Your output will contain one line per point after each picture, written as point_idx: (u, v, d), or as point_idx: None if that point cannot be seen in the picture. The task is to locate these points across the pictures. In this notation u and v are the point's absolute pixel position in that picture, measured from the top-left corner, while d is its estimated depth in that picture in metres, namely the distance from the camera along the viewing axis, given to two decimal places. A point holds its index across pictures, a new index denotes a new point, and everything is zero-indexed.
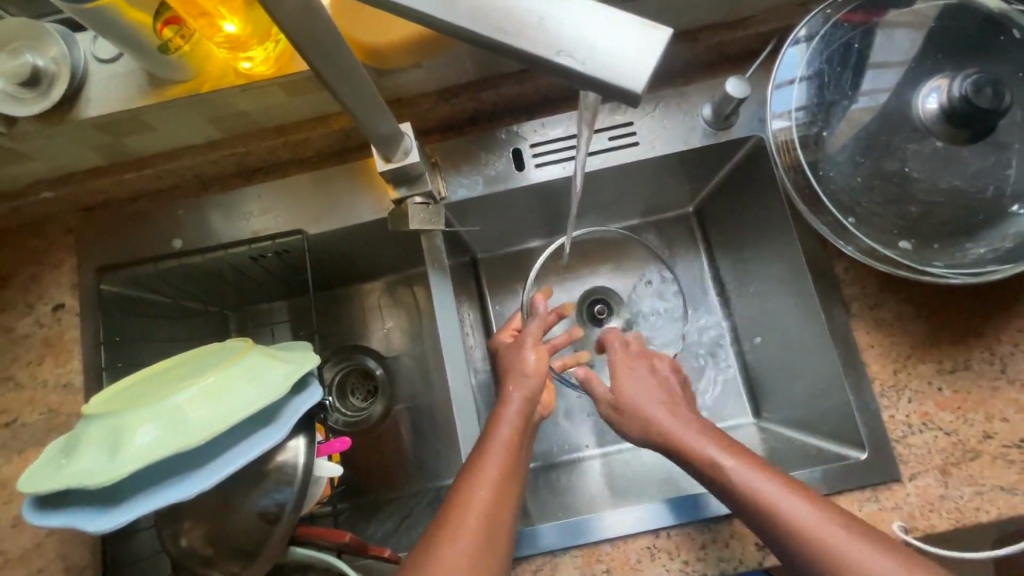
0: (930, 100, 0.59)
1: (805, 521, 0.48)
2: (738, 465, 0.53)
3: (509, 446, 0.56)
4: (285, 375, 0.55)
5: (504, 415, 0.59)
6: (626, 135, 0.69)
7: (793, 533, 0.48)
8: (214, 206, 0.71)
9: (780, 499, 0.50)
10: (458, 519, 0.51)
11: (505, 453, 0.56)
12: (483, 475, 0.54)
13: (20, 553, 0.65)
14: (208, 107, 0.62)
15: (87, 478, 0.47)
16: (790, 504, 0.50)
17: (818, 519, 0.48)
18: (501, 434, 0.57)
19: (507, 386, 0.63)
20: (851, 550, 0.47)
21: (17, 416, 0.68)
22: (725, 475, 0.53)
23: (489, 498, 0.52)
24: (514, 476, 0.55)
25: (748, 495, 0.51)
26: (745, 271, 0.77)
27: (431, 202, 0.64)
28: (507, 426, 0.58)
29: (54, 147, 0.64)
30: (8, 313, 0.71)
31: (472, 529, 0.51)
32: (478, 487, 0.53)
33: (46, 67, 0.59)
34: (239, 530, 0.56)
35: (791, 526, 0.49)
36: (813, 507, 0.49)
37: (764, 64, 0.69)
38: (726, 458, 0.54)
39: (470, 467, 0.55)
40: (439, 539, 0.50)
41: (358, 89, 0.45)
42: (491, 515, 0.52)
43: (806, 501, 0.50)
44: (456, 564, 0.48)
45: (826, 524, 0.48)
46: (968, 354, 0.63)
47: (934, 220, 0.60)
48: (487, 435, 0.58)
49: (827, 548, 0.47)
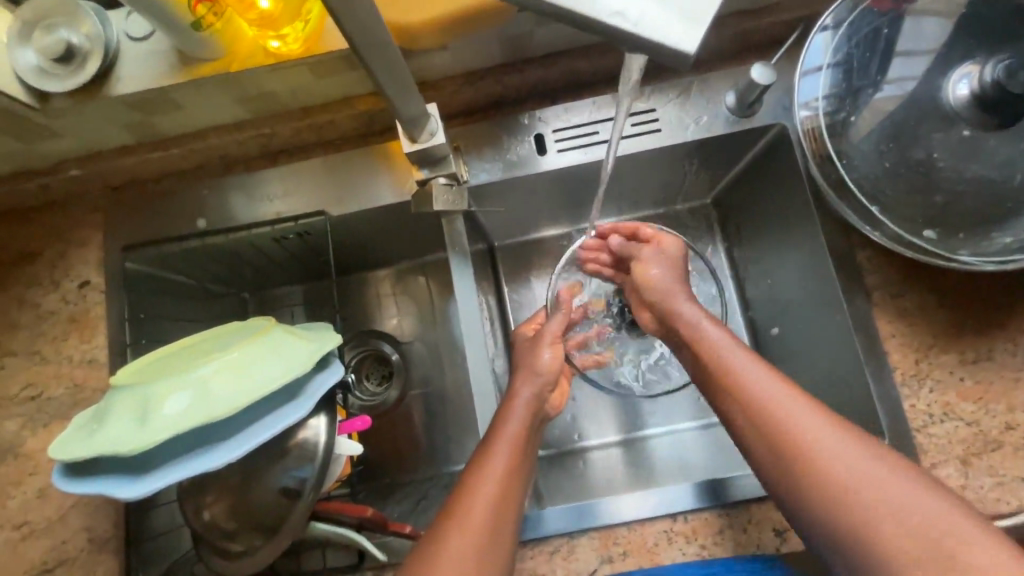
0: (960, 86, 0.59)
1: (774, 401, 0.49)
2: (737, 354, 0.53)
3: (517, 441, 0.56)
4: (308, 352, 0.56)
5: (514, 406, 0.60)
6: (647, 121, 0.69)
7: (769, 421, 0.49)
8: (239, 188, 0.72)
9: (767, 390, 0.50)
10: (462, 515, 0.51)
11: (511, 446, 0.56)
12: (490, 474, 0.53)
13: (45, 523, 0.66)
14: (235, 86, 0.63)
15: (118, 447, 0.48)
16: (777, 395, 0.49)
17: (795, 410, 0.48)
18: (509, 428, 0.57)
19: (518, 378, 0.63)
20: (805, 434, 0.47)
21: (42, 390, 0.69)
22: (719, 359, 0.54)
23: (498, 489, 0.52)
24: (521, 466, 0.55)
25: (738, 384, 0.51)
26: (764, 261, 0.77)
27: (454, 184, 0.65)
28: (516, 417, 0.58)
29: (84, 124, 0.65)
30: (34, 289, 0.72)
31: (478, 526, 0.50)
32: (481, 486, 0.52)
33: (81, 45, 0.60)
34: (262, 505, 0.57)
35: (766, 413, 0.49)
36: (796, 398, 0.49)
37: (790, 52, 0.69)
38: (732, 350, 0.54)
39: (475, 464, 0.55)
40: (442, 536, 0.50)
41: (391, 65, 0.46)
42: (498, 509, 0.52)
43: (793, 394, 0.49)
44: (463, 561, 0.48)
45: (800, 415, 0.48)
46: (991, 344, 0.62)
47: (958, 209, 0.60)
48: (491, 434, 0.57)
49: (795, 436, 0.47)
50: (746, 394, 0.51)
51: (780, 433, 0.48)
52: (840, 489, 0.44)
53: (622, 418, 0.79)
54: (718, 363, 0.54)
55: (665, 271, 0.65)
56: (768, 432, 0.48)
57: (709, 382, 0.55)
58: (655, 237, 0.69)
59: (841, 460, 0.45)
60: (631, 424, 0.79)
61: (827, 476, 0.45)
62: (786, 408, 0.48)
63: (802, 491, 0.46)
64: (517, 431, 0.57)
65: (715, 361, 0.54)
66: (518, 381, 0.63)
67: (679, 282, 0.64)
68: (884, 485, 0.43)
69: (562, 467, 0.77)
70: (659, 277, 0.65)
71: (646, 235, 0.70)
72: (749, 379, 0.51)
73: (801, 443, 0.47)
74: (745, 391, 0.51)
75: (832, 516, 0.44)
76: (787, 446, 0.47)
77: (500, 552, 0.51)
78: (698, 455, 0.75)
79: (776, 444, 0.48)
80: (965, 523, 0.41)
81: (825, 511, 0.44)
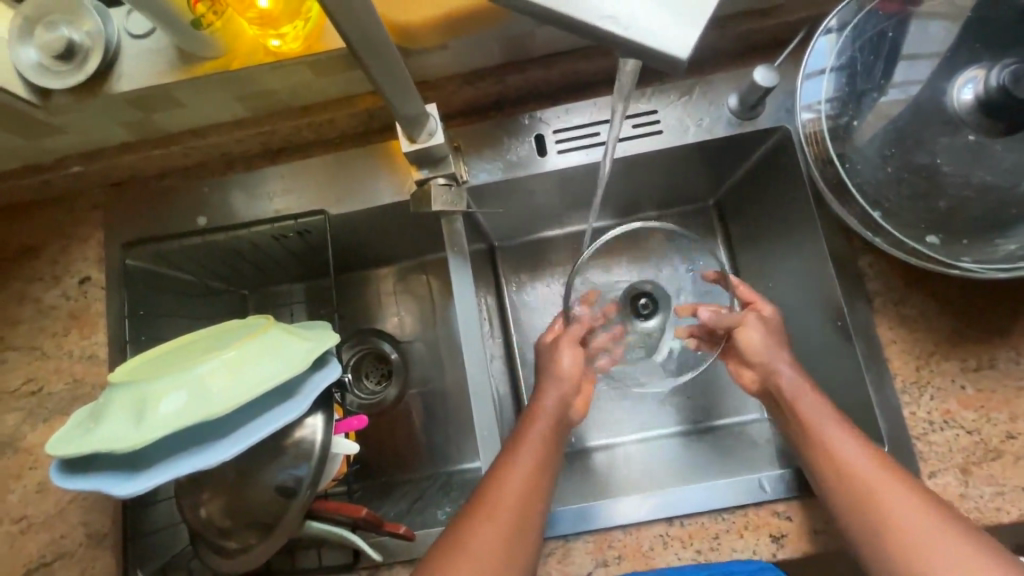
0: (965, 91, 0.59)
1: (846, 455, 0.53)
2: (820, 408, 0.57)
3: (545, 440, 0.58)
4: (304, 351, 0.56)
5: (540, 411, 0.60)
6: (649, 123, 0.69)
7: (843, 472, 0.52)
8: (238, 186, 0.72)
9: (837, 439, 0.54)
10: (487, 508, 0.52)
11: (538, 449, 0.57)
12: (520, 464, 0.55)
13: (44, 517, 0.67)
14: (236, 84, 0.63)
15: (116, 443, 0.48)
16: (847, 443, 0.54)
17: (860, 457, 0.52)
18: (534, 432, 0.58)
19: (549, 378, 0.64)
20: (875, 486, 0.50)
21: (44, 384, 0.70)
22: (800, 408, 0.58)
23: (528, 480, 0.54)
24: (547, 468, 0.56)
25: (815, 432, 0.55)
26: (767, 266, 0.76)
27: (453, 184, 0.65)
28: (544, 417, 0.60)
29: (85, 120, 0.65)
30: (35, 284, 0.72)
31: (506, 511, 0.52)
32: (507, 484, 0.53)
33: (81, 41, 0.60)
34: (256, 503, 0.57)
35: (838, 465, 0.53)
36: (871, 455, 0.52)
37: (794, 54, 0.69)
38: (816, 407, 0.57)
39: (500, 462, 0.56)
40: (469, 529, 0.51)
41: (388, 65, 0.46)
42: (525, 499, 0.53)
43: (859, 442, 0.53)
44: (492, 545, 0.50)
45: (871, 469, 0.51)
46: (994, 352, 0.62)
47: (964, 215, 0.59)
48: (520, 435, 0.58)
49: (864, 490, 0.51)
50: (823, 443, 0.54)
51: (850, 481, 0.52)
52: (902, 539, 0.47)
53: (622, 418, 0.79)
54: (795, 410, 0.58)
55: (767, 336, 0.64)
56: (840, 482, 0.52)
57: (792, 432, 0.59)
58: (752, 301, 0.68)
59: (899, 504, 0.49)
60: (627, 422, 0.79)
61: (894, 531, 0.48)
62: (860, 461, 0.52)
63: (866, 537, 0.49)
64: (547, 433, 0.58)
65: (794, 409, 0.58)
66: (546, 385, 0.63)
67: (784, 348, 0.63)
68: (945, 546, 0.46)
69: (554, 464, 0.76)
70: (763, 342, 0.63)
71: (745, 297, 0.69)
72: (824, 432, 0.55)
73: (866, 489, 0.50)
74: (819, 442, 0.55)
75: (890, 562, 0.47)
76: (858, 497, 0.51)
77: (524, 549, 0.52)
78: (698, 458, 0.74)
79: (847, 493, 0.52)
80: None
81: (879, 549, 0.48)
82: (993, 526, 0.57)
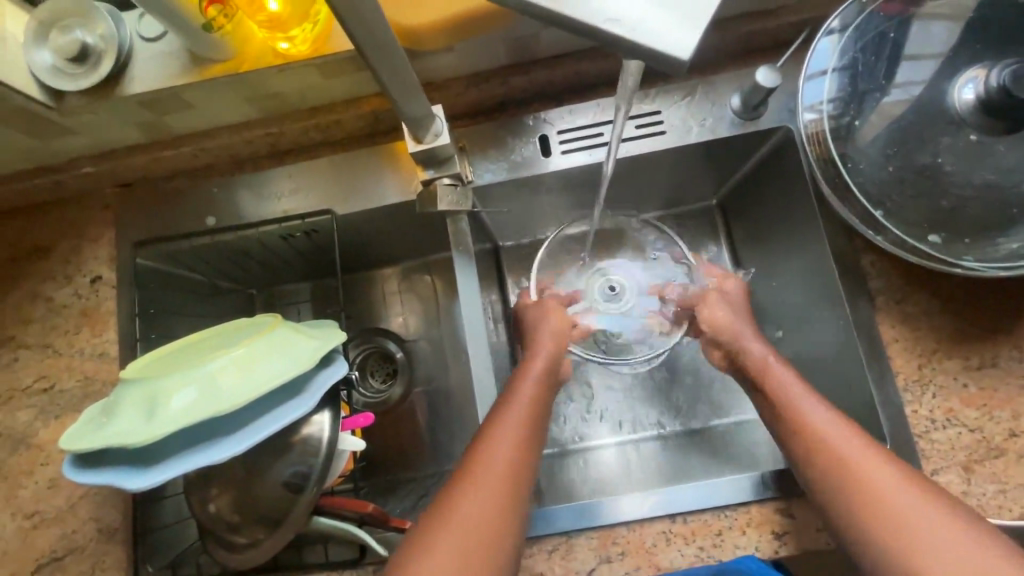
0: (966, 90, 0.59)
1: (821, 427, 0.54)
2: (794, 386, 0.58)
3: (532, 405, 0.59)
4: (312, 349, 0.57)
5: (531, 371, 0.63)
6: (653, 123, 0.70)
7: (818, 443, 0.53)
8: (247, 187, 0.73)
9: (813, 412, 0.55)
10: (478, 470, 0.53)
11: (526, 415, 0.58)
12: (513, 416, 0.57)
13: (56, 512, 0.68)
14: (245, 86, 0.64)
15: (128, 438, 0.49)
16: (822, 416, 0.54)
17: (838, 431, 0.53)
18: (524, 391, 0.60)
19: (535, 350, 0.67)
20: (850, 456, 0.51)
21: (55, 381, 0.71)
22: (775, 386, 0.59)
23: (523, 431, 0.56)
24: (539, 422, 0.59)
25: (790, 406, 0.57)
26: (769, 265, 0.76)
27: (459, 184, 0.65)
28: (530, 383, 0.62)
29: (97, 122, 0.66)
30: (48, 283, 0.73)
31: (502, 458, 0.54)
32: (497, 446, 0.54)
33: (95, 44, 0.61)
34: (265, 498, 0.58)
35: (813, 436, 0.54)
36: (847, 428, 0.53)
37: (796, 55, 0.69)
38: (789, 381, 0.59)
39: (489, 427, 0.57)
40: (460, 490, 0.51)
41: (395, 67, 0.46)
42: (520, 449, 0.55)
43: (835, 416, 0.54)
44: (490, 492, 0.51)
45: (846, 442, 0.52)
46: (996, 351, 0.62)
47: (966, 215, 0.60)
48: (507, 402, 0.59)
49: (839, 460, 0.51)
50: (797, 417, 0.55)
51: (825, 452, 0.52)
52: (880, 505, 0.48)
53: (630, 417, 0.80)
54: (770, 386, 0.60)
55: (730, 312, 0.69)
56: (816, 453, 0.53)
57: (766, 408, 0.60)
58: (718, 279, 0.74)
59: (880, 474, 0.49)
60: (634, 420, 0.79)
61: (871, 497, 0.48)
62: (833, 433, 0.53)
63: (845, 505, 0.50)
64: (532, 400, 0.60)
65: (769, 386, 0.60)
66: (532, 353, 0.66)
67: (749, 322, 0.68)
68: (922, 513, 0.46)
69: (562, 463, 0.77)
70: (726, 318, 0.69)
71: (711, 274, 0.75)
72: (797, 407, 0.56)
73: (842, 458, 0.51)
74: (792, 416, 0.56)
75: (868, 527, 0.48)
76: (834, 467, 0.51)
77: (517, 509, 0.52)
78: (681, 460, 0.75)
79: (822, 464, 0.52)
80: (992, 553, 0.44)
81: (856, 516, 0.49)
82: (995, 524, 0.58)
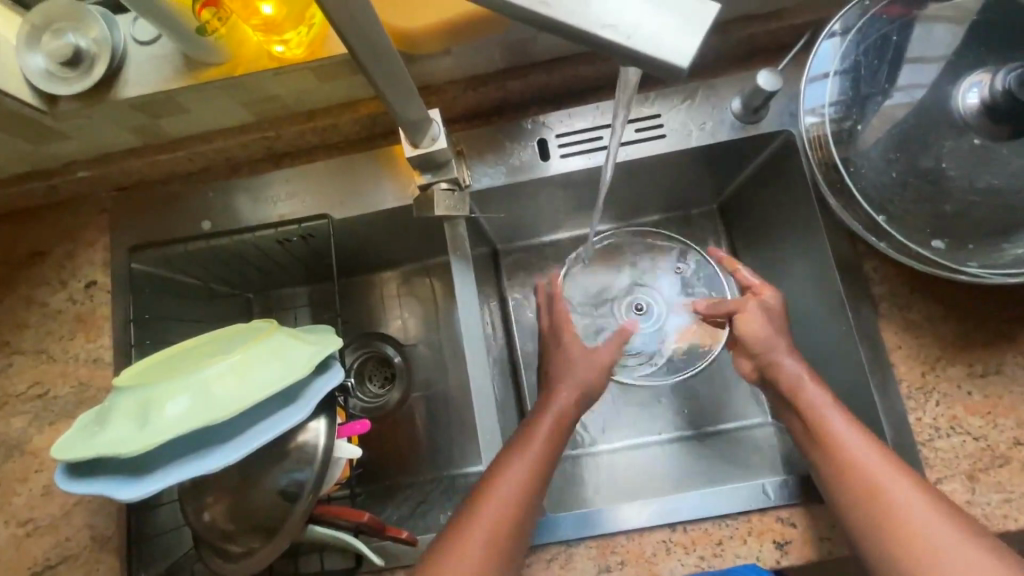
0: (970, 95, 0.58)
1: (845, 441, 0.52)
2: (819, 395, 0.56)
3: (549, 441, 0.59)
4: (308, 355, 0.56)
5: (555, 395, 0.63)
6: (654, 127, 0.69)
7: (840, 457, 0.52)
8: (243, 190, 0.73)
9: (837, 424, 0.54)
10: (482, 509, 0.52)
11: (540, 447, 0.57)
12: (533, 440, 0.58)
13: (49, 519, 0.67)
14: (240, 90, 0.63)
15: (120, 447, 0.48)
16: (844, 427, 0.53)
17: (867, 453, 0.51)
18: (548, 415, 0.61)
19: (560, 379, 0.65)
20: (874, 471, 0.50)
21: (49, 388, 0.70)
22: (799, 394, 0.57)
23: (540, 454, 0.57)
24: (557, 446, 0.59)
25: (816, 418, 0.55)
26: (771, 270, 0.76)
27: (456, 189, 0.65)
28: (551, 405, 0.62)
29: (90, 126, 0.66)
30: (42, 288, 0.73)
31: (518, 481, 0.54)
32: (504, 491, 0.54)
33: (88, 48, 0.60)
34: (259, 507, 0.57)
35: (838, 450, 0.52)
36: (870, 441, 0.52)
37: (797, 58, 0.68)
38: (822, 398, 0.56)
39: (497, 467, 0.56)
40: (460, 537, 0.51)
41: (390, 70, 0.46)
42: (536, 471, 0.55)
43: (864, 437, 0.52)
44: (502, 514, 0.52)
45: (871, 456, 0.51)
46: (1001, 357, 0.61)
47: (970, 220, 0.59)
48: (522, 438, 0.58)
49: (862, 475, 0.50)
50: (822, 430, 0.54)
51: (848, 465, 0.51)
52: (901, 523, 0.47)
53: (633, 423, 0.79)
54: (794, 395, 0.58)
55: (769, 325, 0.63)
56: (838, 466, 0.52)
57: (796, 423, 0.58)
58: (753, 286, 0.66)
59: (898, 491, 0.49)
60: (632, 425, 0.79)
61: (892, 514, 0.48)
62: (858, 446, 0.52)
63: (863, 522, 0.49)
64: (549, 435, 0.59)
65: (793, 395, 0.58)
66: (557, 387, 0.64)
67: (785, 335, 0.63)
68: (942, 532, 0.46)
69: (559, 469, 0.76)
70: (763, 331, 0.63)
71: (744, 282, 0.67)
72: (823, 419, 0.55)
73: (866, 475, 0.50)
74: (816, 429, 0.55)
75: (887, 546, 0.47)
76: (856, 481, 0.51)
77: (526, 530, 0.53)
78: (673, 472, 0.74)
79: (844, 479, 0.51)
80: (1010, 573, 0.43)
81: (875, 534, 0.48)
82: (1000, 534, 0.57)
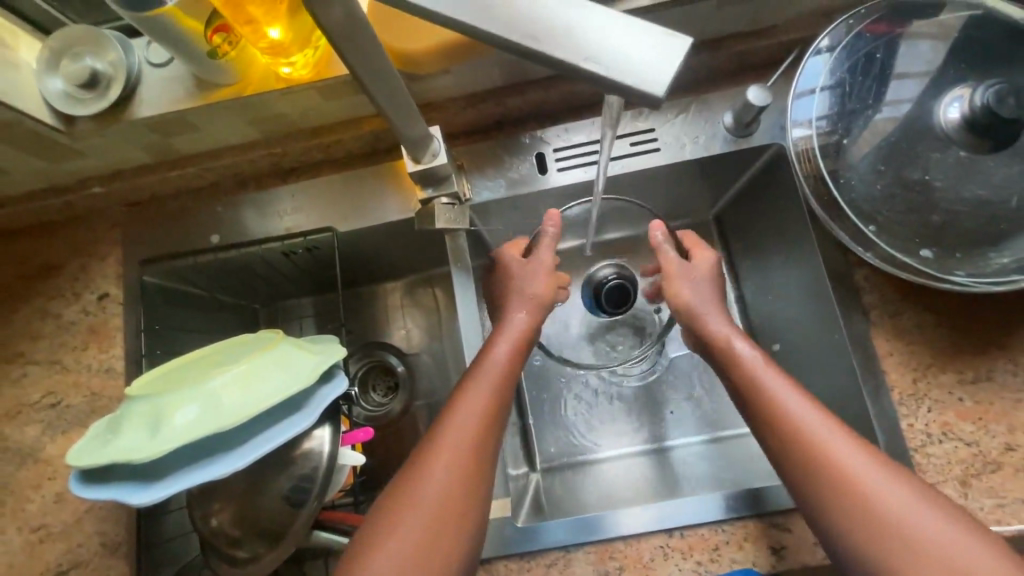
0: (951, 109, 0.60)
1: (811, 427, 0.50)
2: (771, 377, 0.54)
3: (497, 390, 0.56)
4: (313, 365, 0.57)
5: (504, 332, 0.61)
6: (647, 141, 0.71)
7: (805, 445, 0.50)
8: (250, 205, 0.75)
9: (793, 406, 0.52)
10: (441, 444, 0.53)
11: (490, 385, 0.56)
12: (483, 380, 0.57)
13: (62, 526, 0.69)
14: (250, 110, 0.66)
15: (132, 454, 0.50)
16: (813, 419, 0.51)
17: (832, 434, 0.50)
18: (497, 353, 0.59)
19: (503, 330, 0.61)
20: (844, 457, 0.48)
21: (62, 397, 0.72)
22: (753, 382, 0.54)
23: (490, 396, 0.56)
24: (504, 399, 0.57)
25: (775, 408, 0.52)
26: (766, 279, 0.77)
27: (456, 203, 0.66)
28: (506, 341, 0.60)
29: (106, 145, 0.69)
30: (57, 301, 0.75)
31: (468, 421, 0.54)
32: (459, 422, 0.54)
33: (104, 71, 0.63)
34: (266, 512, 0.59)
35: (802, 437, 0.50)
36: (835, 424, 0.50)
37: (787, 73, 0.70)
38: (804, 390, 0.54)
39: (449, 407, 0.56)
40: (418, 471, 0.52)
41: (392, 89, 0.48)
42: (489, 411, 0.55)
43: (800, 395, 0.53)
44: (454, 450, 0.52)
45: (838, 441, 0.49)
46: (992, 364, 0.62)
47: (957, 229, 0.60)
48: (474, 370, 0.58)
49: (831, 460, 0.48)
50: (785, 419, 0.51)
51: (818, 455, 0.49)
52: (877, 510, 0.46)
53: (634, 430, 0.80)
54: (741, 378, 0.55)
55: (702, 292, 0.63)
56: (802, 453, 0.50)
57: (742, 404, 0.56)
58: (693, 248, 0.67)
59: (867, 475, 0.47)
60: (627, 430, 0.80)
61: (869, 501, 0.46)
62: (830, 436, 0.50)
63: (832, 509, 0.47)
64: (499, 374, 0.58)
65: (751, 380, 0.55)
66: (504, 320, 0.63)
67: (717, 303, 0.63)
68: (920, 517, 0.45)
69: (559, 478, 0.78)
70: (694, 299, 0.63)
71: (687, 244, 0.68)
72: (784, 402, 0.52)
73: (835, 463, 0.48)
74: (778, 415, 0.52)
75: (863, 534, 0.46)
76: (820, 464, 0.49)
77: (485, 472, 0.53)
78: (662, 474, 0.76)
79: (816, 470, 0.49)
80: (988, 553, 0.43)
81: (837, 519, 0.47)
82: None
